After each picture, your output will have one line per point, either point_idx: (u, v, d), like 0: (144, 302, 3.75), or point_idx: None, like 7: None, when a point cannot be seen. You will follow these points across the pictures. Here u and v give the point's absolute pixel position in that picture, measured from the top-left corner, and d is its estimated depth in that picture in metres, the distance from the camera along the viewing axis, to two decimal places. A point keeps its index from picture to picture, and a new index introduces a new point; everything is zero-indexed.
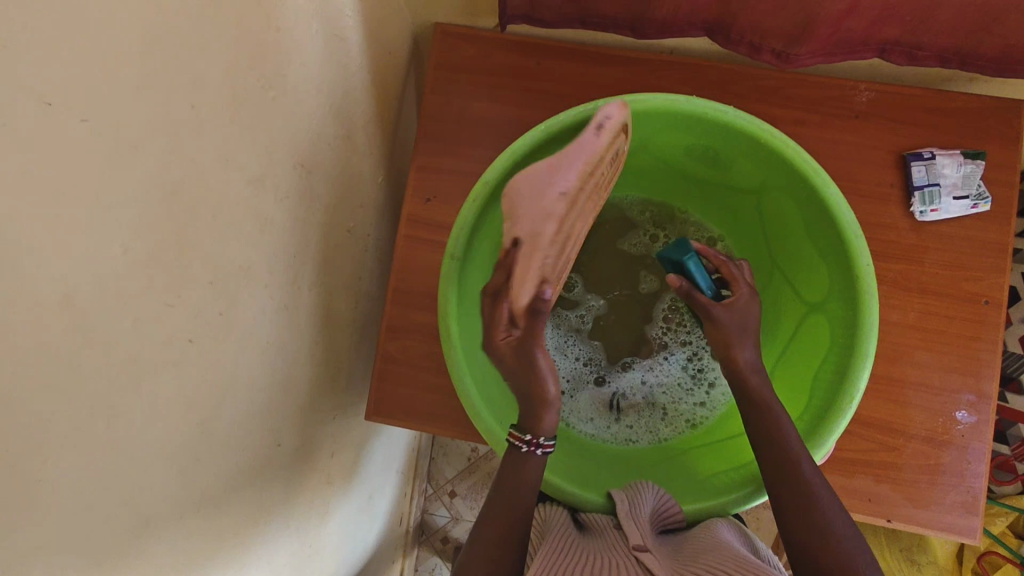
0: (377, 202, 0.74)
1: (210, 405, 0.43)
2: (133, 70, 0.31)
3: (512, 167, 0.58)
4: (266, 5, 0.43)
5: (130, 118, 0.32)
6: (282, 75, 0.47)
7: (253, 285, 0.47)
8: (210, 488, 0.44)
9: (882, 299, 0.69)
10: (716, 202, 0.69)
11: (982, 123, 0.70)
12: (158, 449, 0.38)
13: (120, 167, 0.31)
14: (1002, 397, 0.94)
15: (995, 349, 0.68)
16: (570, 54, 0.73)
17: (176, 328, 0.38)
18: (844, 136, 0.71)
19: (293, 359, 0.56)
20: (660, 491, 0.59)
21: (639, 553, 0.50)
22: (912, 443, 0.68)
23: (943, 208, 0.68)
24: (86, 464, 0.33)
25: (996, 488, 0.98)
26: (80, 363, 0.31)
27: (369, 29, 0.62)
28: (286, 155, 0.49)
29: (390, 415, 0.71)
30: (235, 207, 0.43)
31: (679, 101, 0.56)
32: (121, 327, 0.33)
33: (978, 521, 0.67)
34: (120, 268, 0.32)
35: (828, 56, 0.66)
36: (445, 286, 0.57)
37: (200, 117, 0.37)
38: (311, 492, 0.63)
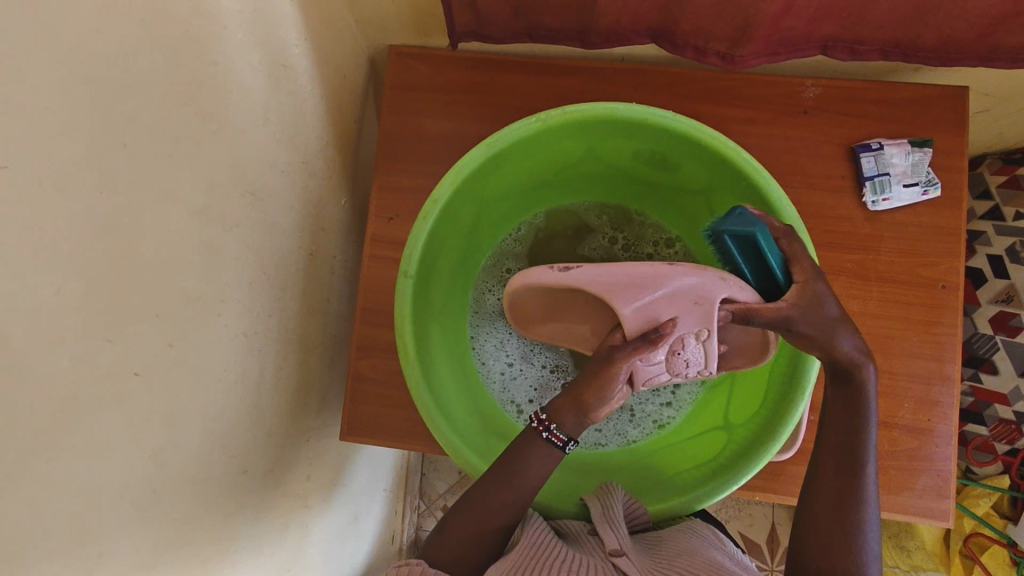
0: (340, 224, 0.75)
1: (163, 437, 0.43)
2: (53, 113, 0.32)
3: (462, 182, 0.58)
4: (198, 40, 0.43)
5: (52, 159, 0.32)
6: (222, 108, 0.48)
7: (205, 315, 0.47)
8: (170, 517, 0.45)
9: (843, 290, 0.70)
10: (670, 205, 0.70)
11: (929, 110, 0.71)
12: (110, 483, 0.39)
13: (44, 208, 0.32)
14: (975, 377, 0.94)
15: (954, 332, 0.69)
16: (521, 67, 0.74)
17: (121, 362, 0.39)
18: (794, 132, 0.72)
19: (256, 384, 0.56)
20: (627, 495, 0.59)
21: (615, 559, 0.52)
22: (882, 430, 0.69)
23: (894, 197, 0.70)
24: (31, 502, 0.33)
25: (977, 470, 0.97)
26: (15, 401, 0.31)
27: (317, 56, 0.63)
28: (233, 185, 0.50)
29: (364, 434, 0.72)
30: (179, 240, 0.43)
31: (618, 109, 0.57)
32: (56, 363, 0.34)
33: (950, 503, 0.67)
34: (53, 308, 0.33)
35: (772, 56, 0.67)
36: (401, 302, 0.58)
37: (132, 155, 0.38)
38: (286, 516, 0.64)
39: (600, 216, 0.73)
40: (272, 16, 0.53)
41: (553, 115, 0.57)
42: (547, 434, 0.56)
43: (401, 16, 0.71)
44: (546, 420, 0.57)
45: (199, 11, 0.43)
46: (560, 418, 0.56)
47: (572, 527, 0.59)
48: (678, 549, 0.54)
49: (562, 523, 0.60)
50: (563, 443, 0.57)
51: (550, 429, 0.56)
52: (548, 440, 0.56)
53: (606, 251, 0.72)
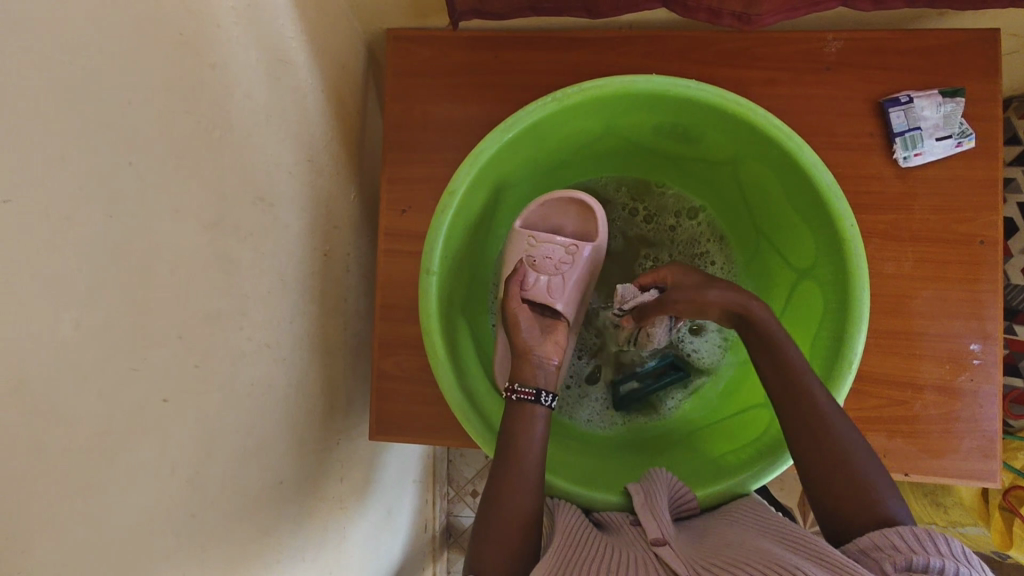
0: (352, 220, 0.73)
1: (197, 459, 0.42)
2: (51, 141, 0.30)
3: (479, 171, 0.56)
4: (193, 45, 0.41)
5: (54, 190, 0.30)
6: (225, 112, 0.45)
7: (226, 330, 0.46)
8: (211, 537, 0.44)
9: (875, 253, 0.68)
10: (693, 176, 0.68)
11: (959, 57, 0.67)
12: (148, 513, 0.38)
13: (52, 242, 0.30)
14: (1009, 329, 0.92)
15: (996, 288, 0.67)
16: (526, 42, 0.70)
17: (148, 389, 0.37)
18: (818, 90, 0.68)
19: (283, 394, 0.55)
20: (671, 480, 0.57)
21: (658, 549, 0.48)
22: (924, 394, 0.67)
23: (927, 151, 0.67)
24: (71, 543, 0.32)
25: (1013, 422, 0.95)
26: (44, 444, 0.30)
27: (315, 47, 0.60)
28: (242, 193, 0.48)
29: (393, 433, 0.71)
30: (193, 258, 0.42)
31: (637, 82, 0.54)
32: (82, 401, 0.32)
33: (997, 464, 0.66)
34: (74, 344, 0.32)
35: (792, 11, 0.62)
36: (426, 300, 0.56)
37: (139, 173, 0.36)
38: (323, 521, 0.63)
39: (619, 191, 0.71)
40: (266, 10, 0.50)
41: (569, 94, 0.55)
42: (516, 395, 0.57)
43: None
44: (511, 385, 0.58)
45: (191, 11, 0.40)
46: (521, 375, 0.58)
47: (611, 518, 0.55)
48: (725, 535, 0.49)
49: (604, 516, 0.56)
50: (535, 397, 0.57)
51: (516, 391, 0.57)
52: (518, 399, 0.57)
53: (626, 225, 0.72)
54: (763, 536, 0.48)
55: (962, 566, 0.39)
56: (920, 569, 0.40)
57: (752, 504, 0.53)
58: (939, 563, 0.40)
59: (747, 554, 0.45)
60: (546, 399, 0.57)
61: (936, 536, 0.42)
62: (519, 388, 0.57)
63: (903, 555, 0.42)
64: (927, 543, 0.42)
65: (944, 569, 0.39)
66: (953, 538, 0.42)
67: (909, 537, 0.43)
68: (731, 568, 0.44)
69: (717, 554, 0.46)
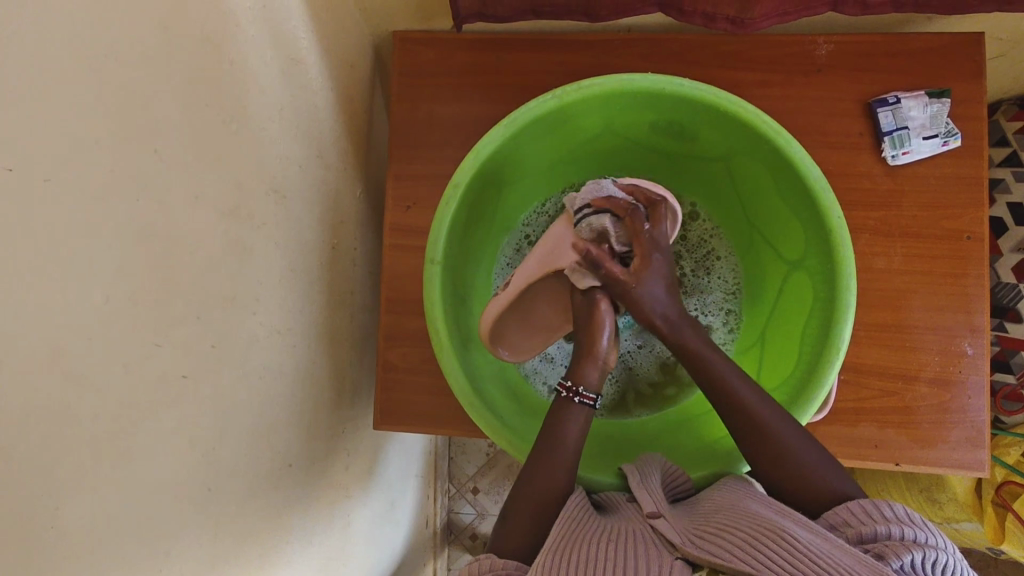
0: (358, 215, 0.75)
1: (214, 436, 0.45)
2: (85, 127, 0.32)
3: (481, 166, 0.58)
4: (213, 41, 0.43)
5: (88, 172, 0.33)
6: (242, 106, 0.48)
7: (241, 313, 0.48)
8: (225, 512, 0.46)
9: (866, 248, 0.70)
10: (688, 173, 0.70)
11: (945, 60, 0.69)
12: (169, 481, 0.40)
13: (86, 220, 0.33)
14: (1001, 327, 0.93)
15: (982, 283, 0.69)
16: (528, 45, 0.73)
17: (170, 365, 0.40)
18: (808, 91, 0.71)
19: (293, 380, 0.57)
20: (666, 462, 0.59)
21: (653, 521, 0.49)
22: (914, 386, 0.69)
23: (914, 150, 0.69)
24: (100, 505, 0.34)
25: (1007, 418, 0.96)
26: (77, 408, 0.32)
27: (324, 47, 0.62)
28: (256, 185, 0.50)
29: (398, 422, 0.73)
30: (212, 242, 0.44)
31: (634, 81, 0.56)
32: (111, 371, 0.35)
33: (985, 453, 0.68)
34: (103, 315, 0.34)
35: (783, 16, 0.65)
36: (431, 290, 0.58)
37: (165, 161, 0.39)
38: (329, 505, 0.65)
39: None
40: (280, 11, 0.52)
41: (569, 92, 0.57)
42: (578, 397, 0.58)
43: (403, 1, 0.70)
44: (574, 386, 0.59)
45: (212, 11, 0.43)
46: (585, 378, 0.60)
47: (611, 498, 0.57)
48: (718, 503, 0.51)
49: (604, 496, 0.58)
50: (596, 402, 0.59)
51: (579, 393, 0.59)
52: (581, 403, 0.58)
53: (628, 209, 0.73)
54: (751, 498, 0.50)
55: (916, 531, 0.45)
56: (874, 538, 0.46)
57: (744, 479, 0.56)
58: (891, 529, 0.45)
59: (738, 522, 0.47)
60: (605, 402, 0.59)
61: (883, 505, 0.47)
62: (583, 391, 0.59)
63: (856, 528, 0.47)
64: (877, 514, 0.47)
65: (903, 535, 0.45)
66: (895, 504, 0.48)
67: (859, 509, 0.48)
68: (719, 536, 0.46)
69: (708, 522, 0.48)
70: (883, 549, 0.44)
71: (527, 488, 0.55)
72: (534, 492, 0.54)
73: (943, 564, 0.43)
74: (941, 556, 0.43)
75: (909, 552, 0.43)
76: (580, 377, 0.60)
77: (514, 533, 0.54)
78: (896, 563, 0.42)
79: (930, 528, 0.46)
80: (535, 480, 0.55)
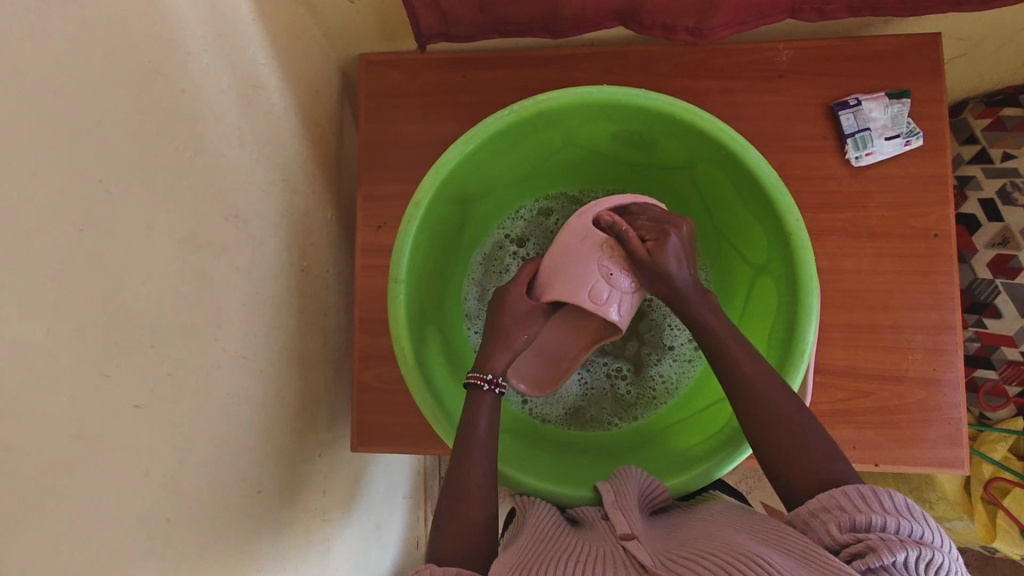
0: (329, 237, 0.75)
1: (173, 466, 0.44)
2: (25, 160, 0.33)
3: (443, 182, 0.59)
4: (163, 71, 0.44)
5: (28, 206, 0.33)
6: (197, 134, 0.48)
7: (201, 340, 0.48)
8: (189, 541, 0.45)
9: (836, 250, 0.70)
10: (652, 181, 0.70)
11: (904, 62, 0.70)
12: (124, 513, 0.39)
13: (25, 254, 0.33)
14: (979, 323, 0.92)
15: (952, 279, 0.69)
16: (491, 62, 0.74)
17: (120, 396, 0.39)
18: (771, 97, 0.71)
19: (261, 405, 0.57)
20: (644, 475, 0.58)
21: (625, 543, 0.48)
22: (891, 386, 0.69)
23: (877, 151, 0.70)
24: (48, 543, 0.34)
25: (991, 415, 0.95)
26: (20, 444, 0.32)
27: (286, 71, 0.63)
28: (215, 210, 0.50)
29: (375, 444, 0.72)
30: (165, 269, 0.44)
31: (589, 93, 0.57)
32: (57, 404, 0.34)
33: (964, 451, 0.67)
34: (45, 350, 0.34)
35: (741, 25, 0.66)
36: (395, 309, 0.58)
37: (111, 191, 0.39)
38: (306, 532, 0.64)
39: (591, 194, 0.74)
40: (237, 40, 0.53)
41: (526, 106, 0.58)
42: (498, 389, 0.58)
43: (366, 23, 0.71)
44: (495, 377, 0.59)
45: (161, 42, 0.43)
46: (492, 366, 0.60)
47: (585, 514, 0.56)
48: (696, 532, 0.49)
49: (578, 511, 0.57)
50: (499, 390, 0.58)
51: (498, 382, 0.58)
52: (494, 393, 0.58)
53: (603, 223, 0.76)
54: (739, 534, 0.47)
55: (912, 523, 0.42)
56: (866, 527, 0.42)
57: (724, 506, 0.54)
58: (885, 521, 0.42)
59: (714, 549, 0.45)
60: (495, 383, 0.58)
61: (881, 493, 0.43)
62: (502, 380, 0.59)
63: (848, 514, 0.43)
64: (874, 502, 0.43)
65: (899, 529, 0.41)
66: (893, 491, 0.44)
67: (854, 495, 0.44)
68: (693, 561, 0.44)
69: (685, 549, 0.46)
70: (875, 544, 0.40)
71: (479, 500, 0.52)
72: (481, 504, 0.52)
73: (938, 564, 0.39)
74: (937, 556, 0.39)
75: (902, 551, 0.39)
76: (490, 365, 0.60)
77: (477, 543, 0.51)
78: (887, 562, 0.39)
79: (926, 521, 0.42)
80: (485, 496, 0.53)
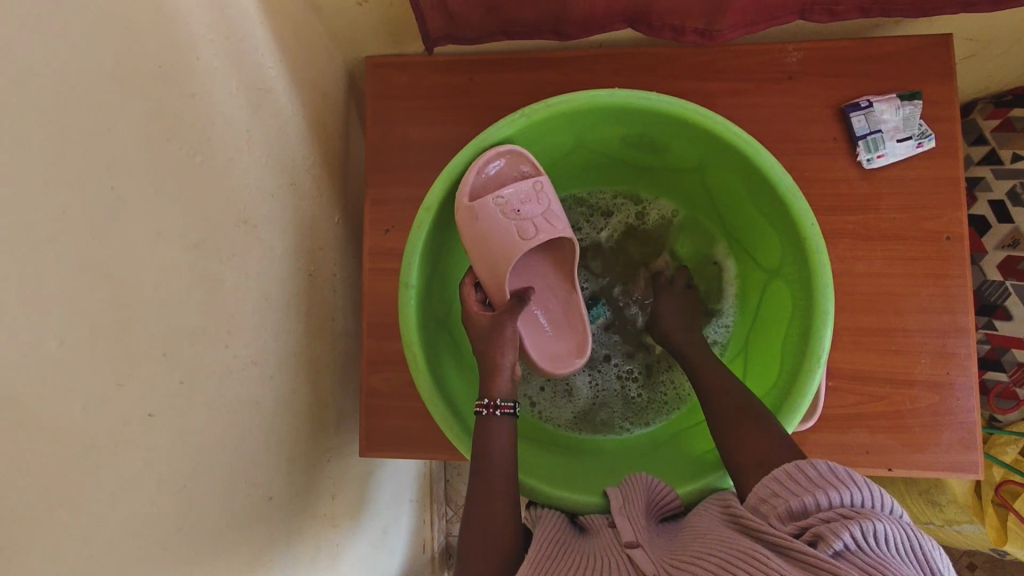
0: (336, 241, 0.75)
1: (185, 475, 0.44)
2: (37, 169, 0.32)
3: (453, 187, 0.58)
4: (173, 76, 0.43)
5: (40, 215, 0.32)
6: (207, 139, 0.47)
7: (211, 347, 0.47)
8: (201, 550, 0.45)
9: (846, 253, 0.70)
10: (664, 183, 0.70)
11: (915, 63, 0.69)
12: (137, 523, 0.39)
13: (37, 264, 0.32)
14: (989, 325, 0.92)
15: (965, 281, 0.68)
16: (498, 64, 0.73)
17: (132, 406, 0.39)
18: (781, 98, 0.71)
19: (271, 411, 0.56)
20: (651, 481, 0.57)
21: (631, 551, 0.48)
22: (903, 389, 0.68)
23: (889, 153, 0.69)
24: (61, 556, 0.33)
25: (1001, 417, 0.94)
26: (33, 456, 0.32)
27: (293, 75, 0.62)
28: (224, 216, 0.50)
29: (384, 449, 0.72)
30: (176, 276, 0.43)
31: (600, 96, 0.56)
32: (70, 415, 0.34)
33: (978, 455, 0.67)
34: (57, 360, 0.33)
35: (751, 26, 0.65)
36: (406, 314, 0.57)
37: (122, 198, 0.38)
38: (316, 538, 0.64)
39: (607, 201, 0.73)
40: (244, 44, 0.52)
41: (537, 110, 0.57)
42: (498, 411, 0.57)
43: (373, 26, 0.71)
44: (491, 401, 0.57)
45: (170, 47, 0.43)
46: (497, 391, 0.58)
47: (593, 521, 0.56)
48: (697, 528, 0.49)
49: (588, 518, 0.56)
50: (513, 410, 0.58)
51: (498, 405, 0.57)
52: (501, 415, 0.57)
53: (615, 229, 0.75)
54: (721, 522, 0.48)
55: (850, 494, 0.42)
56: (808, 510, 0.42)
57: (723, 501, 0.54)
58: (821, 500, 0.42)
59: (704, 547, 0.44)
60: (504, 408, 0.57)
61: (806, 468, 0.45)
62: (502, 403, 0.57)
63: (790, 501, 0.44)
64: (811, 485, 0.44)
65: (838, 503, 0.41)
66: (821, 462, 0.45)
67: (792, 482, 0.45)
68: (682, 567, 0.44)
69: (684, 549, 0.46)
70: (818, 527, 0.40)
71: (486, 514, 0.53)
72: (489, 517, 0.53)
73: (884, 532, 0.38)
74: (881, 524, 0.38)
75: (844, 527, 0.38)
76: (493, 390, 0.58)
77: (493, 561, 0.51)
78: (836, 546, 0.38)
79: (865, 484, 0.42)
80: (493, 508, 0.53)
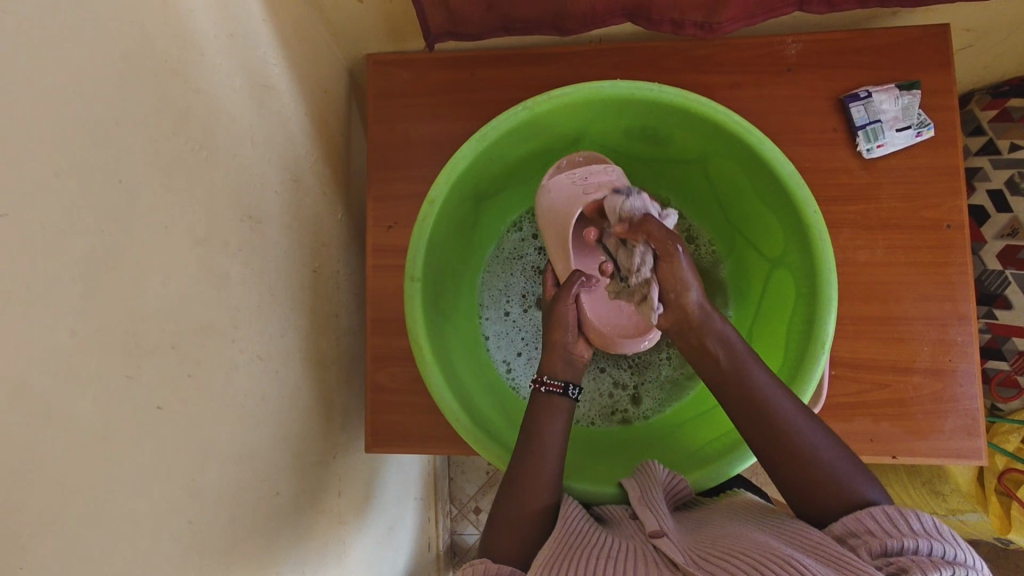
0: (340, 239, 0.75)
1: (195, 469, 0.44)
2: (46, 161, 0.32)
3: (456, 179, 0.58)
4: (177, 69, 0.43)
5: (50, 207, 0.33)
6: (213, 134, 0.48)
7: (218, 340, 0.47)
8: (211, 544, 0.45)
9: (848, 242, 0.70)
10: (670, 176, 0.70)
11: (913, 53, 0.70)
12: (150, 513, 0.39)
13: (49, 254, 0.32)
14: (989, 315, 0.92)
15: (966, 269, 0.69)
16: (500, 60, 0.73)
17: (143, 397, 0.39)
18: (781, 90, 0.71)
19: (277, 406, 0.56)
20: (669, 472, 0.57)
21: (655, 540, 0.48)
22: (907, 377, 0.68)
23: (889, 142, 0.69)
24: (74, 547, 0.33)
25: (1003, 406, 0.94)
26: (45, 446, 0.32)
27: (296, 72, 0.63)
28: (230, 211, 0.50)
29: (391, 444, 0.72)
30: (184, 270, 0.44)
31: (603, 88, 0.57)
32: (81, 405, 0.34)
33: (982, 442, 0.67)
34: (70, 350, 0.33)
35: (750, 19, 0.65)
36: (412, 306, 0.57)
37: (130, 191, 0.38)
38: (324, 534, 0.64)
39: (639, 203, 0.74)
40: (247, 40, 0.53)
41: (539, 102, 0.58)
42: (544, 387, 0.59)
43: (374, 22, 0.71)
44: (540, 377, 0.60)
45: (176, 42, 0.43)
46: (549, 368, 0.60)
47: (611, 512, 0.56)
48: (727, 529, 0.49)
49: (605, 510, 0.57)
50: (562, 389, 0.59)
51: (545, 382, 0.59)
52: (547, 390, 0.59)
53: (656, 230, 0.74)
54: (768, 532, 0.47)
55: (943, 544, 0.42)
56: (897, 551, 0.42)
57: (743, 499, 0.55)
58: (914, 543, 0.42)
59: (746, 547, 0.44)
60: (569, 390, 0.59)
61: (909, 516, 0.44)
62: (547, 379, 0.60)
63: (878, 539, 0.44)
64: (901, 521, 0.44)
65: (928, 549, 0.42)
66: (922, 514, 0.44)
67: (881, 517, 0.45)
68: (726, 559, 0.44)
69: (716, 546, 0.46)
70: (907, 564, 0.40)
71: (511, 510, 0.54)
72: (516, 511, 0.54)
73: None
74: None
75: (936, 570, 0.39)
76: (546, 366, 0.61)
77: (507, 548, 0.52)
78: None
79: (958, 540, 0.42)
80: (518, 501, 0.54)
